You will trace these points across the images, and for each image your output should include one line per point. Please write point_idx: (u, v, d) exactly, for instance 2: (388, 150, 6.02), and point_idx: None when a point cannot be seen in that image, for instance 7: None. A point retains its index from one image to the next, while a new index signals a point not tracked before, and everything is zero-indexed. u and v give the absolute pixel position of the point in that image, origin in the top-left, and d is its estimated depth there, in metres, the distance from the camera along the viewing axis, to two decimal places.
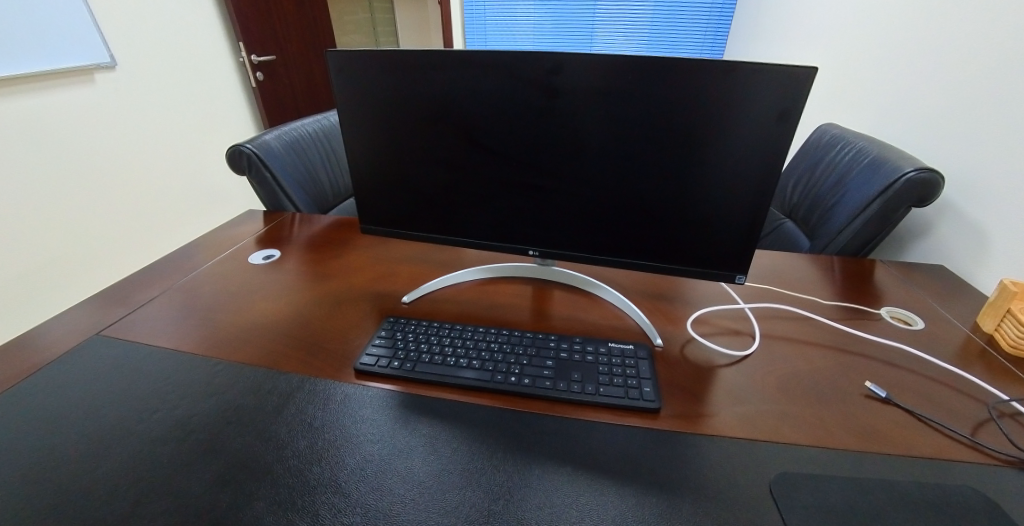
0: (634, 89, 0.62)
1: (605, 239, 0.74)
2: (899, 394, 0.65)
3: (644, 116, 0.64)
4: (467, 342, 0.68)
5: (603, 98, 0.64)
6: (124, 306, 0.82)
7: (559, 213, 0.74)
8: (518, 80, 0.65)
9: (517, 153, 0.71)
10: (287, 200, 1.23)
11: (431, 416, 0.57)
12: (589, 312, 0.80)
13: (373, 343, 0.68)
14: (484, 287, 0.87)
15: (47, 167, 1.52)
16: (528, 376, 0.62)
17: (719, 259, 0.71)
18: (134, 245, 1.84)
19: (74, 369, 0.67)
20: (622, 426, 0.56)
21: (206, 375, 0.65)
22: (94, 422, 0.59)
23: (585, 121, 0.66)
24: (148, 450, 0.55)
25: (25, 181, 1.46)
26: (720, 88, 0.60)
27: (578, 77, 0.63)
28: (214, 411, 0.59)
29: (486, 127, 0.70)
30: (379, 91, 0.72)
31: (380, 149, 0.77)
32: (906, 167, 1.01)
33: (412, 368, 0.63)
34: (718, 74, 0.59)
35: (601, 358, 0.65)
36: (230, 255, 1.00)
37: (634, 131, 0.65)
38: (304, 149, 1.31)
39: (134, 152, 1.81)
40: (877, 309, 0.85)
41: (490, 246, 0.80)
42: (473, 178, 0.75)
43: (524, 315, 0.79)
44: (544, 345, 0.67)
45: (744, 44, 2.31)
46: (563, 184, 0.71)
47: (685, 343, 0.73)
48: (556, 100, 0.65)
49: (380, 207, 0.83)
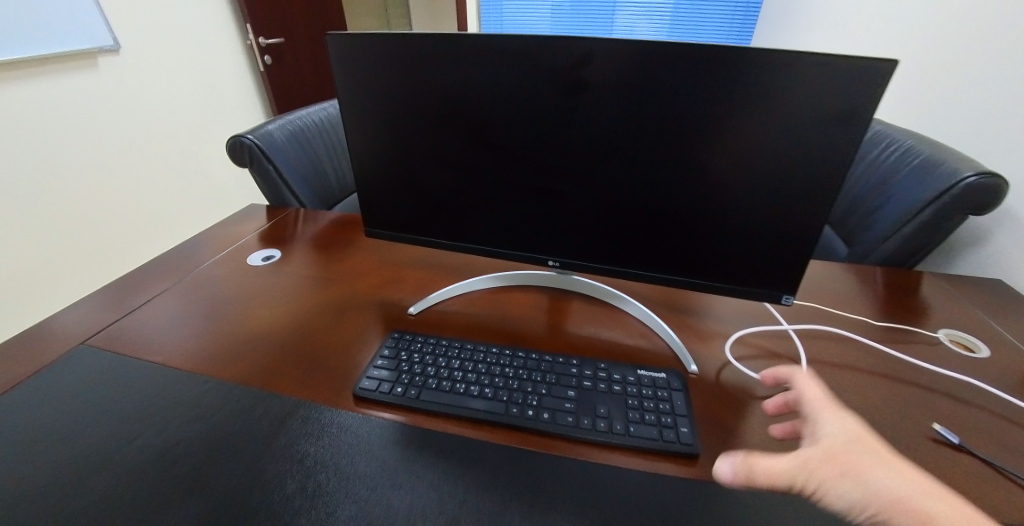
0: (677, 79, 0.54)
1: (633, 251, 0.67)
2: (969, 438, 0.57)
3: (688, 111, 0.55)
4: (478, 366, 0.60)
5: (641, 91, 0.55)
6: (114, 312, 0.77)
7: (582, 220, 0.66)
8: (541, 70, 0.57)
9: (536, 153, 0.63)
10: (290, 195, 1.17)
11: (435, 455, 0.51)
12: (613, 329, 0.73)
13: (374, 364, 0.62)
14: (496, 297, 0.80)
15: (46, 156, 1.47)
16: (547, 410, 0.55)
17: (764, 277, 0.63)
18: (142, 236, 1.81)
19: (55, 383, 0.63)
20: (654, 476, 0.49)
21: (195, 395, 0.60)
22: (70, 448, 0.54)
23: (614, 119, 0.58)
24: (127, 486, 0.49)
25: (23, 171, 1.41)
26: (772, 82, 0.51)
27: (608, 68, 0.55)
28: (199, 439, 0.54)
29: (504, 125, 0.62)
30: (383, 82, 0.65)
31: (385, 144, 0.70)
32: (963, 171, 0.91)
33: (417, 396, 0.57)
34: (773, 67, 0.51)
35: (629, 389, 0.58)
36: (230, 255, 0.95)
37: (675, 129, 0.57)
38: (308, 140, 1.25)
39: (139, 138, 1.76)
40: (933, 332, 0.76)
41: (505, 254, 0.73)
42: (486, 181, 0.68)
43: (540, 330, 0.72)
44: (565, 371, 0.60)
45: (774, 30, 2.18)
46: (587, 188, 0.63)
47: (721, 369, 0.65)
48: (583, 95, 0.57)
49: (385, 210, 0.76)
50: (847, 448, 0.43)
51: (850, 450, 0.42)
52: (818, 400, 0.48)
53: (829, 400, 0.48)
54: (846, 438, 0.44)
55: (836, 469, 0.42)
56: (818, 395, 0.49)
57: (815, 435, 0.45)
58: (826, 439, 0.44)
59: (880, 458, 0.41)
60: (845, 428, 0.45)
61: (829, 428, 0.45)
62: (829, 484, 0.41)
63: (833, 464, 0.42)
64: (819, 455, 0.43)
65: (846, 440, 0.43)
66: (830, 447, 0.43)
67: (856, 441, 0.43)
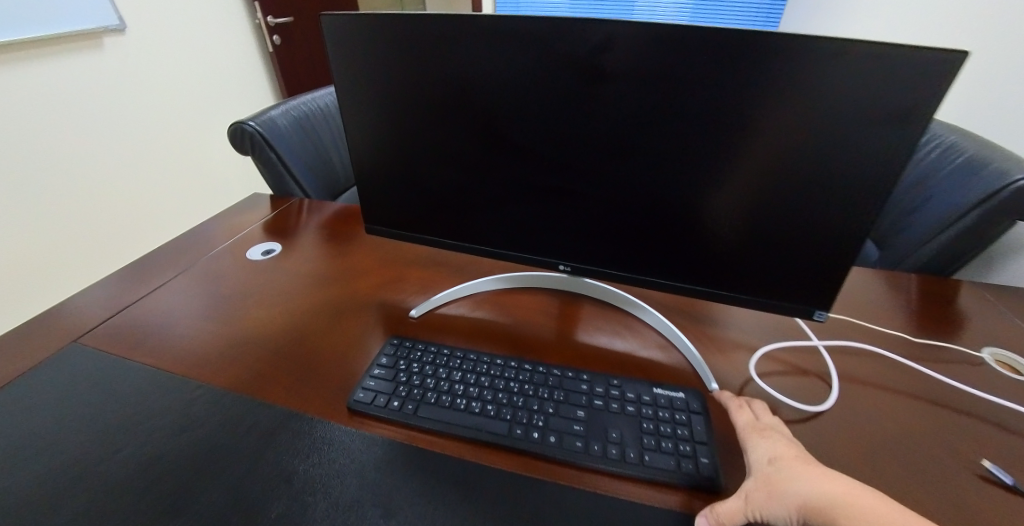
0: (706, 70, 0.48)
1: (652, 258, 0.62)
2: (1020, 474, 0.51)
3: (718, 106, 0.49)
4: (482, 379, 0.57)
5: (665, 83, 0.49)
6: (107, 309, 0.75)
7: (597, 223, 0.61)
8: (555, 58, 0.52)
9: (548, 150, 0.58)
10: (294, 185, 1.13)
11: (428, 480, 0.47)
12: (628, 339, 0.68)
13: (370, 373, 0.58)
14: (503, 299, 0.76)
15: (48, 138, 1.44)
16: (554, 433, 0.50)
17: (796, 290, 0.57)
18: (153, 220, 1.80)
19: (43, 384, 0.60)
20: (670, 512, 0.45)
21: (183, 402, 0.57)
22: (52, 457, 0.51)
23: (635, 113, 0.52)
24: (104, 503, 0.47)
25: (26, 154, 1.38)
26: (818, 73, 0.45)
27: (629, 57, 0.49)
28: (186, 452, 0.51)
29: (513, 118, 0.57)
30: (383, 70, 0.60)
31: (385, 137, 0.65)
32: (1015, 172, 0.83)
33: (414, 411, 0.53)
34: (821, 56, 0.44)
35: (644, 411, 0.53)
36: (230, 248, 0.92)
37: (703, 126, 0.51)
38: (312, 126, 1.20)
39: (147, 121, 1.73)
40: (977, 350, 0.69)
41: (513, 256, 0.68)
42: (493, 178, 0.63)
43: (549, 338, 0.68)
44: (574, 388, 0.56)
45: (804, 14, 2.07)
46: (603, 189, 0.58)
47: (743, 388, 0.61)
48: (600, 86, 0.51)
49: (387, 206, 0.72)
50: (774, 470, 0.43)
51: (776, 471, 0.43)
52: (749, 426, 0.50)
53: (761, 426, 0.49)
54: (773, 462, 0.44)
55: (764, 490, 0.42)
56: (747, 420, 0.50)
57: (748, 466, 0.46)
58: (757, 465, 0.45)
59: (803, 472, 0.42)
60: (771, 450, 0.46)
61: (759, 453, 0.46)
62: (765, 509, 0.41)
63: (767, 489, 0.42)
64: (756, 485, 0.43)
65: (772, 465, 0.44)
66: (760, 472, 0.44)
67: (780, 461, 0.44)
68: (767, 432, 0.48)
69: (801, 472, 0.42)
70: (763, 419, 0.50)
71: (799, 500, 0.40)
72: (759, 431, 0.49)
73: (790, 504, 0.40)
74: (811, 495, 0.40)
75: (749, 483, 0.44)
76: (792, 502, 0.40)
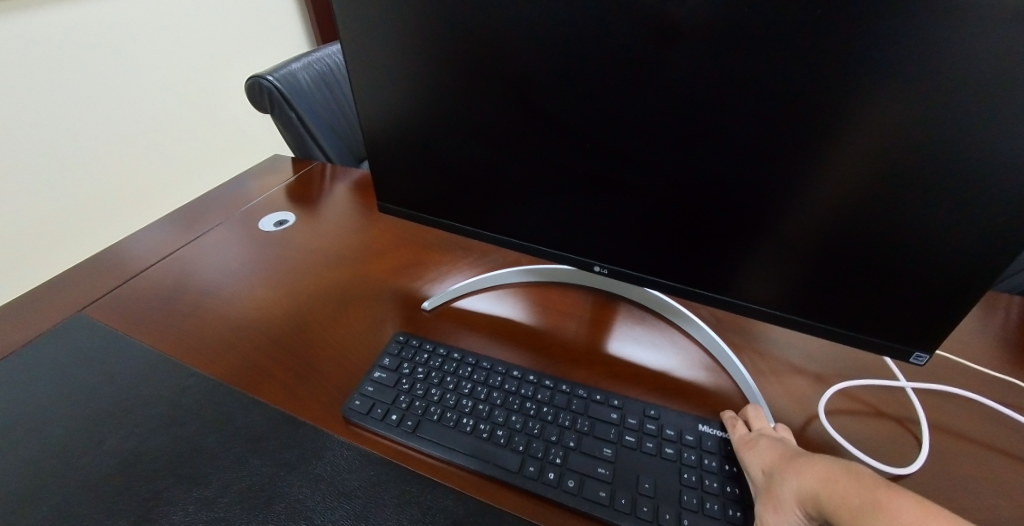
0: (810, 35, 0.34)
1: (707, 270, 0.51)
2: None
3: (819, 90, 0.36)
4: (494, 396, 0.50)
5: (749, 49, 0.36)
6: (113, 277, 0.71)
7: (644, 223, 0.51)
8: (600, 11, 0.39)
9: (588, 132, 0.47)
10: (315, 148, 1.06)
11: (416, 517, 0.41)
12: (671, 355, 0.58)
13: (370, 376, 0.53)
14: (528, 294, 0.68)
15: (75, 89, 1.39)
16: (573, 476, 0.43)
17: (893, 325, 0.45)
18: (191, 172, 1.80)
19: (43, 357, 0.58)
20: None
21: (174, 391, 0.54)
22: (39, 442, 0.49)
23: (701, 90, 0.39)
24: (79, 500, 0.44)
25: (51, 104, 1.33)
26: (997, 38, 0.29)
27: (700, 11, 0.36)
28: (168, 450, 0.48)
29: (545, 90, 0.46)
30: (394, 24, 0.50)
31: (400, 105, 0.56)
32: None
33: (414, 429, 0.48)
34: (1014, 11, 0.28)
35: (686, 457, 0.44)
36: (245, 214, 0.87)
37: (793, 117, 0.38)
38: (336, 83, 1.12)
39: (181, 70, 1.68)
40: None
41: (540, 251, 0.60)
42: (521, 161, 0.53)
43: (579, 345, 0.60)
44: (602, 416, 0.48)
45: None
46: (653, 184, 0.47)
47: (804, 431, 0.50)
48: (658, 53, 0.39)
49: (403, 184, 0.64)
50: (770, 479, 0.39)
51: (772, 479, 0.39)
52: (740, 442, 0.44)
53: (753, 436, 0.44)
54: (768, 471, 0.40)
55: (766, 505, 0.38)
56: (740, 437, 0.45)
57: (752, 486, 0.41)
58: (758, 483, 0.40)
59: (791, 469, 0.38)
60: (762, 460, 0.41)
61: (753, 466, 0.41)
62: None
63: (771, 504, 0.37)
64: (762, 504, 0.38)
65: (769, 475, 0.39)
66: (762, 488, 0.39)
67: (771, 467, 0.40)
68: (757, 442, 0.43)
69: (789, 471, 0.38)
70: (759, 429, 0.46)
71: (795, 498, 0.36)
72: (751, 443, 0.43)
73: (793, 508, 0.36)
74: (802, 489, 0.36)
75: (760, 505, 0.39)
76: (792, 503, 0.36)
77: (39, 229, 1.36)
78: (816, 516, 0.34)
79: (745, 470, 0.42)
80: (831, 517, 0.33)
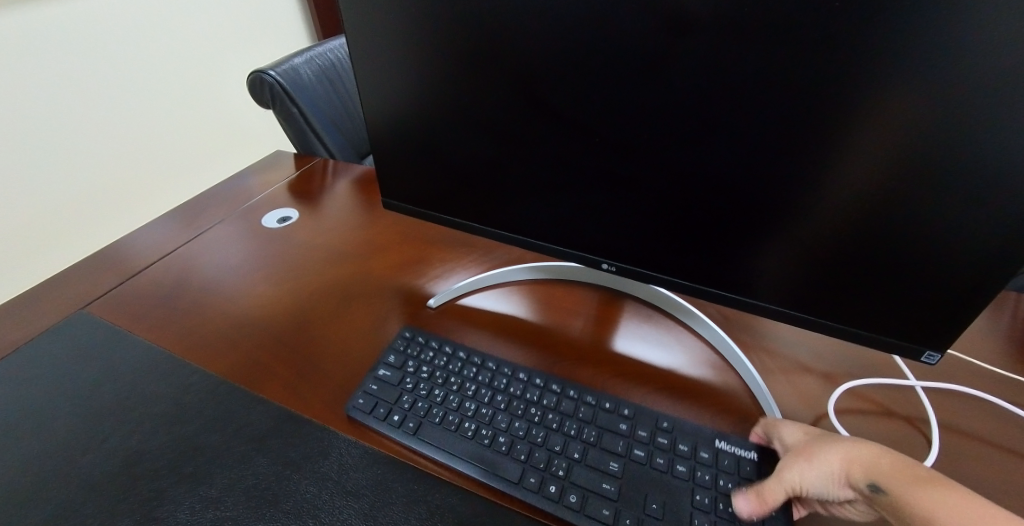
0: (823, 28, 0.33)
1: (716, 268, 0.51)
2: None
3: (833, 85, 0.35)
4: (499, 400, 0.50)
5: (761, 43, 0.35)
6: (115, 274, 0.71)
7: (652, 220, 0.50)
8: (609, 4, 0.39)
9: (595, 128, 0.46)
10: (318, 143, 1.05)
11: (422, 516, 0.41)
12: (679, 355, 0.58)
13: (375, 374, 0.53)
14: (536, 293, 0.67)
15: (73, 87, 1.37)
16: (576, 490, 0.42)
17: (907, 325, 0.45)
18: (192, 168, 1.79)
19: (46, 355, 0.58)
20: None
21: (177, 388, 0.53)
22: (42, 439, 0.49)
23: (711, 85, 0.39)
24: (83, 497, 0.44)
25: (49, 99, 1.32)
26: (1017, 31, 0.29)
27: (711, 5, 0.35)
28: (172, 448, 0.47)
29: (552, 85, 0.46)
30: (399, 18, 0.49)
31: (404, 100, 0.56)
32: None
33: (415, 430, 0.48)
34: None
35: (699, 475, 0.43)
36: (247, 211, 0.86)
37: (806, 112, 0.37)
38: (339, 78, 1.12)
39: (181, 65, 1.67)
40: None
41: (547, 248, 0.59)
42: (527, 158, 0.53)
43: (584, 344, 0.59)
44: (611, 428, 0.47)
45: None
46: (662, 181, 0.46)
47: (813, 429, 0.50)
48: (667, 47, 0.38)
49: (407, 180, 0.63)
50: (810, 442, 0.42)
51: (812, 442, 0.42)
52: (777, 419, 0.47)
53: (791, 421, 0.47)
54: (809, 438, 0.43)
55: (802, 456, 0.41)
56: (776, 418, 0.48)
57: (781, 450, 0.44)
58: (791, 445, 0.43)
59: (837, 439, 0.41)
60: (804, 431, 0.44)
61: (790, 433, 0.44)
62: (807, 474, 0.39)
63: (807, 452, 0.41)
64: (798, 452, 0.41)
65: (809, 438, 0.43)
66: (797, 447, 0.42)
67: (814, 435, 0.43)
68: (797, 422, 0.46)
69: (836, 439, 0.41)
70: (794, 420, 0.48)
71: (839, 455, 0.39)
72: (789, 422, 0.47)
73: (828, 462, 0.39)
74: (850, 453, 0.39)
75: (789, 458, 0.42)
76: (831, 459, 0.39)
77: (41, 226, 1.36)
78: (856, 475, 0.37)
79: (776, 438, 0.45)
80: (882, 482, 0.36)
